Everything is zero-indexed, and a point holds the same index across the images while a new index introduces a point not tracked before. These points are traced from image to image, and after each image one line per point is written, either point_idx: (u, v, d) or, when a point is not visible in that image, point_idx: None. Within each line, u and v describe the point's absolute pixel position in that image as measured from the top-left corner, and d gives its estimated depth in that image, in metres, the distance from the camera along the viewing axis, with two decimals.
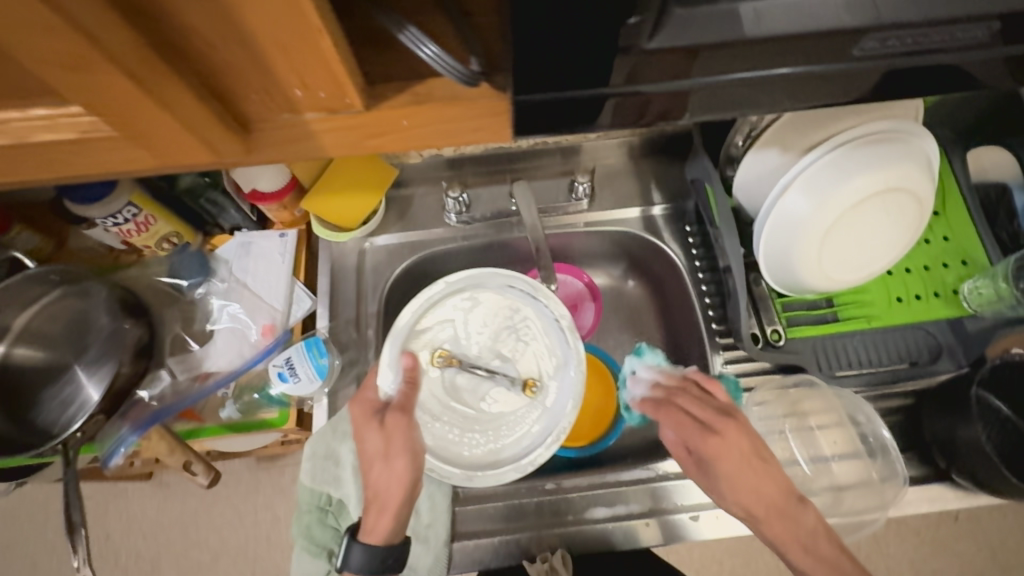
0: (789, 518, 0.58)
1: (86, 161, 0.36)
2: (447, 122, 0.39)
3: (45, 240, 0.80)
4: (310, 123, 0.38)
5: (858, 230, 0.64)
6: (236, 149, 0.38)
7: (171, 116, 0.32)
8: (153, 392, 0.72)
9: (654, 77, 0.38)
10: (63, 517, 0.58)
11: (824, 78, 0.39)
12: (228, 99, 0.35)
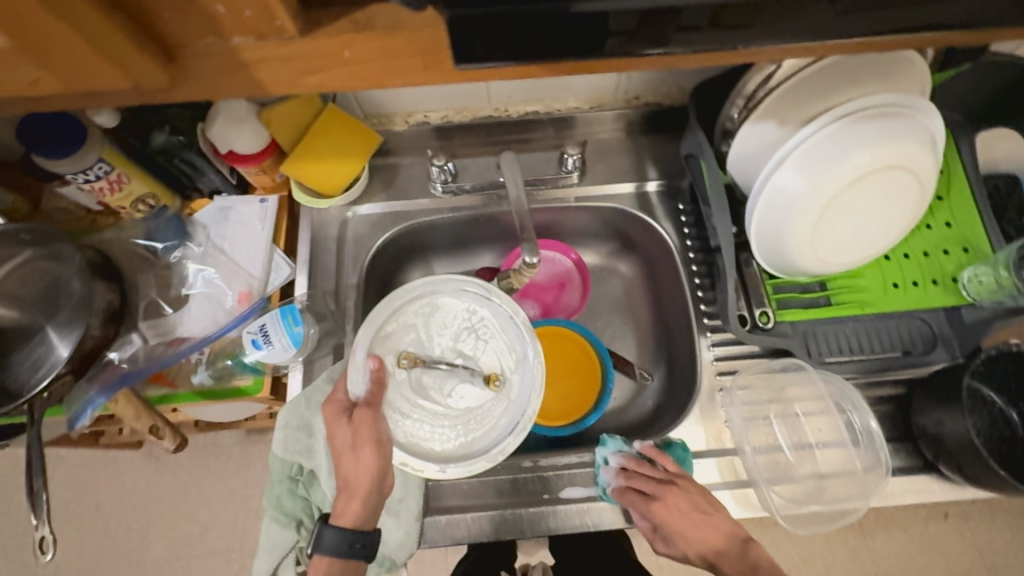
0: (738, 562, 0.62)
1: (1, 84, 0.33)
2: (389, 57, 0.35)
3: (20, 200, 0.78)
4: (240, 50, 0.34)
5: (854, 211, 0.61)
6: (157, 76, 0.34)
7: (70, 27, 0.29)
8: (123, 354, 0.69)
9: (633, 22, 0.35)
10: (23, 481, 0.56)
11: (821, 20, 0.36)
12: (141, 15, 0.32)
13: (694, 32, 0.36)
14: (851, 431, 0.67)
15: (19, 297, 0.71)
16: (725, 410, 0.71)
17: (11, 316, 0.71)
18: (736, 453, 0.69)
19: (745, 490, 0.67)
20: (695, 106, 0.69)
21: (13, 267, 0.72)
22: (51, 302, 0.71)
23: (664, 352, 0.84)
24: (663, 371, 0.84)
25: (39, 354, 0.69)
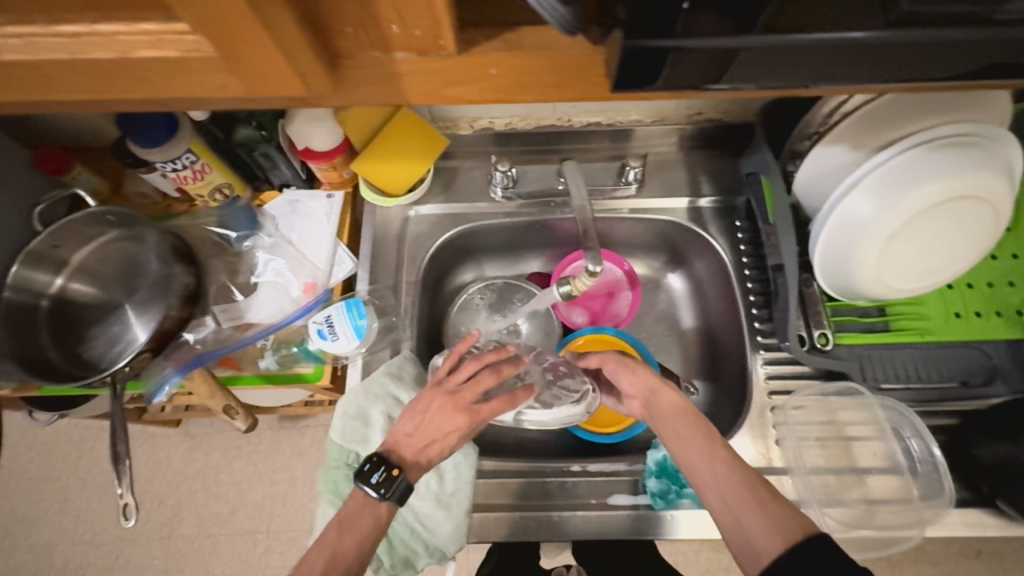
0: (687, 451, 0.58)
1: (190, 83, 0.33)
2: (534, 75, 0.35)
3: (103, 182, 0.82)
4: (397, 62, 0.34)
5: (924, 238, 0.61)
6: (325, 86, 0.34)
7: (271, 40, 0.29)
8: (198, 336, 0.74)
9: (764, 60, 0.34)
10: (109, 446, 0.62)
11: (952, 48, 0.33)
12: (322, 31, 0.31)
13: (808, 66, 0.35)
14: (909, 459, 0.67)
15: (99, 274, 0.75)
16: (776, 429, 0.72)
17: (94, 293, 0.75)
18: (785, 472, 0.70)
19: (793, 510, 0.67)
20: (763, 125, 0.69)
21: (99, 244, 0.75)
22: (131, 280, 0.75)
23: (711, 367, 0.84)
24: (708, 386, 0.83)
25: (117, 330, 0.72)
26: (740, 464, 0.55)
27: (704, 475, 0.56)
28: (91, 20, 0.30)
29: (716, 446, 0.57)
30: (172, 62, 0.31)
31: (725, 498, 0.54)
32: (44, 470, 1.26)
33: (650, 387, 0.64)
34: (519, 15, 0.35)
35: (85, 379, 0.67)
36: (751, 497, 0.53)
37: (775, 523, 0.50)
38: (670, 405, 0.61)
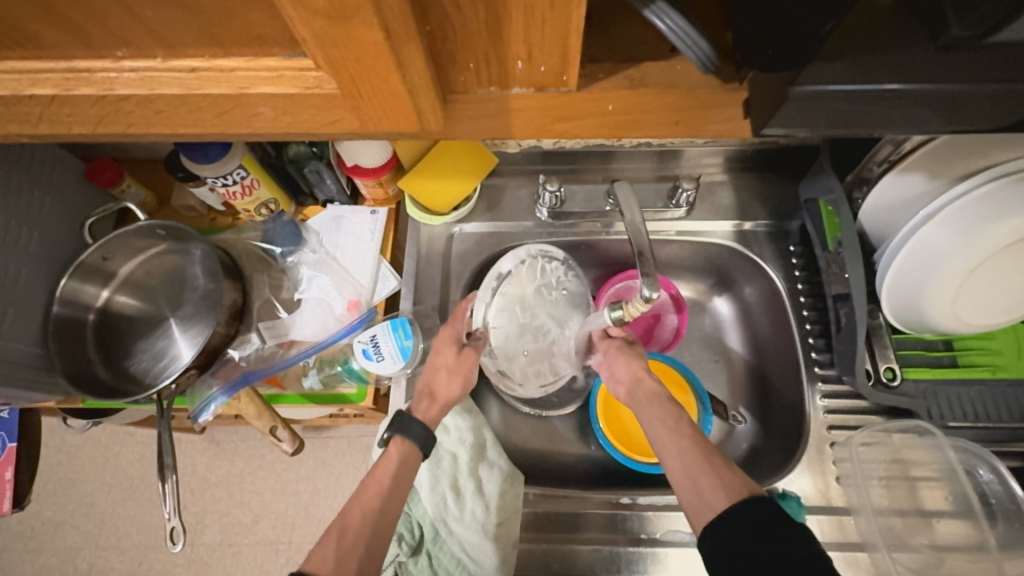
0: (660, 424, 0.59)
1: (299, 120, 0.32)
2: (652, 113, 0.35)
3: (151, 195, 0.82)
4: (511, 98, 0.34)
5: (1004, 271, 0.58)
6: (437, 120, 0.34)
7: (400, 79, 0.28)
8: (243, 353, 0.73)
9: (889, 110, 0.32)
10: (157, 458, 0.64)
11: None
12: (442, 65, 0.31)
13: (939, 113, 0.32)
14: (984, 502, 0.64)
15: (145, 288, 0.74)
16: (836, 465, 0.69)
17: (138, 306, 0.74)
18: (846, 512, 0.66)
19: (856, 553, 0.65)
20: (828, 150, 0.68)
21: (147, 257, 0.75)
22: (176, 294, 0.74)
23: (762, 397, 0.80)
24: (755, 414, 0.80)
25: (162, 345, 0.72)
26: (702, 439, 0.55)
27: (667, 447, 0.56)
28: (210, 55, 0.30)
29: (682, 424, 0.58)
30: (287, 98, 0.31)
31: (684, 466, 0.53)
32: (70, 471, 1.18)
33: (633, 376, 0.66)
34: (636, 51, 0.35)
35: (133, 396, 0.67)
36: (709, 465, 0.52)
37: (728, 485, 0.50)
38: (649, 394, 0.63)
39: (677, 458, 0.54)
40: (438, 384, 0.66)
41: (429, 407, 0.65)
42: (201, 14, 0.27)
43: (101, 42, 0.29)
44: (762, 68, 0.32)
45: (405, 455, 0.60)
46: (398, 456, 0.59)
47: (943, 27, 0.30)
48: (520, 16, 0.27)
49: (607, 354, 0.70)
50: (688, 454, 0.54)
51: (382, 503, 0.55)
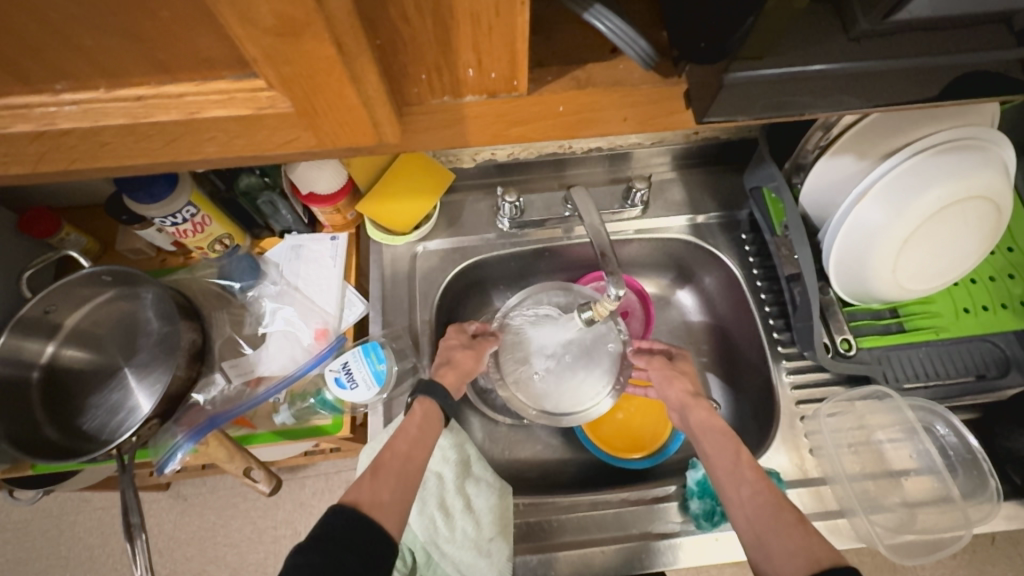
0: (726, 460, 0.58)
1: (254, 141, 0.32)
2: (604, 109, 0.36)
3: (94, 242, 0.78)
4: (464, 106, 0.34)
5: (935, 238, 0.62)
6: (395, 133, 0.34)
7: (355, 93, 0.29)
8: (207, 396, 0.70)
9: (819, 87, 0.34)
10: (122, 520, 0.59)
11: (979, 70, 0.34)
12: (394, 78, 0.32)
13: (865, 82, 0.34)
14: (945, 456, 0.68)
15: (95, 337, 0.70)
16: (808, 438, 0.71)
17: (88, 358, 0.70)
18: (823, 482, 0.69)
19: (836, 520, 0.67)
20: (767, 141, 0.72)
21: (93, 306, 0.71)
22: (129, 341, 0.70)
23: (732, 380, 0.82)
24: (728, 400, 0.82)
25: (117, 399, 0.68)
26: (767, 484, 0.55)
27: (729, 494, 0.56)
28: (157, 82, 0.29)
29: (742, 469, 0.56)
30: (240, 120, 0.30)
31: (753, 519, 0.53)
32: (20, 550, 1.09)
33: (680, 403, 0.66)
34: (582, 54, 0.36)
35: (88, 455, 0.63)
36: (779, 519, 0.52)
37: (801, 549, 0.49)
38: (700, 424, 0.63)
39: (749, 507, 0.54)
40: (455, 356, 0.69)
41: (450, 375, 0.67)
42: (144, 40, 0.27)
43: (38, 76, 0.28)
44: (698, 61, 0.34)
45: (429, 414, 0.62)
46: (422, 413, 0.62)
47: (851, 20, 0.33)
48: (466, 24, 0.28)
49: (658, 375, 0.70)
50: (759, 506, 0.53)
51: (410, 448, 0.59)
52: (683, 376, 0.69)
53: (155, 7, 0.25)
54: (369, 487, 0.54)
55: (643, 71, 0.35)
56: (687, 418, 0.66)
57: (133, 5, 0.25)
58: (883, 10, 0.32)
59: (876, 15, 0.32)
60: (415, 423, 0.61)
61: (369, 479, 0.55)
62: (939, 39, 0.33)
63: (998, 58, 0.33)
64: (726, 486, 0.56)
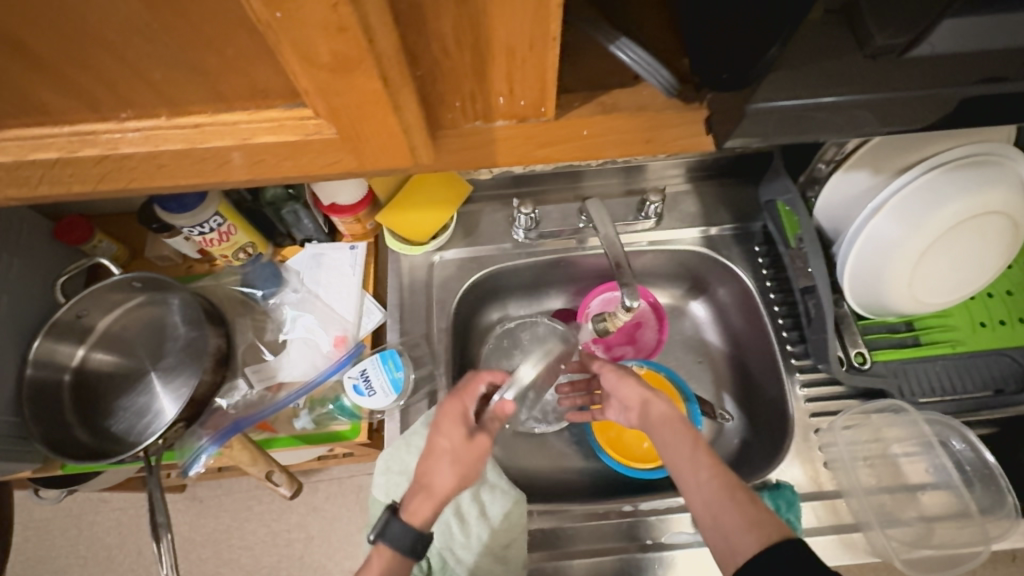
0: (683, 445, 0.56)
1: (299, 164, 0.34)
2: (627, 133, 0.38)
3: (123, 249, 0.80)
4: (495, 131, 0.36)
5: (952, 254, 0.63)
6: (429, 156, 0.36)
7: (397, 121, 0.30)
8: (230, 401, 0.73)
9: (836, 113, 0.35)
10: (149, 520, 0.61)
11: (994, 101, 0.35)
12: (432, 105, 0.33)
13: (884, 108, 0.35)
14: (962, 471, 0.68)
15: (123, 342, 0.73)
16: (823, 450, 0.71)
17: (116, 362, 0.72)
18: (838, 495, 0.69)
19: (851, 534, 0.67)
20: (781, 155, 0.73)
21: (123, 311, 0.73)
22: (156, 346, 0.73)
23: (746, 392, 0.83)
24: (742, 411, 0.83)
25: (145, 402, 0.70)
26: (725, 471, 0.54)
27: (686, 479, 0.55)
28: (213, 110, 0.31)
29: (699, 454, 0.55)
30: (288, 146, 0.32)
31: (706, 502, 0.53)
32: (41, 547, 1.11)
33: (640, 400, 0.62)
34: (607, 80, 0.38)
35: (118, 456, 0.65)
36: (731, 500, 0.51)
37: (752, 524, 0.49)
38: (661, 416, 0.60)
39: (705, 496, 0.53)
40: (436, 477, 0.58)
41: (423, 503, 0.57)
42: (208, 74, 0.29)
43: (105, 105, 0.30)
44: (719, 87, 0.36)
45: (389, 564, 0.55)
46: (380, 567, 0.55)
47: (867, 36, 0.33)
48: (503, 57, 0.29)
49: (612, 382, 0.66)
50: (712, 492, 0.52)
51: None
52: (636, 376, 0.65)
53: (221, 46, 0.27)
54: None
55: (665, 96, 0.37)
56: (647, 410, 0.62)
57: (202, 44, 0.27)
58: (903, 44, 0.32)
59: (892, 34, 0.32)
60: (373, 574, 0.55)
61: None
62: (973, 67, 0.32)
63: (1013, 88, 0.34)
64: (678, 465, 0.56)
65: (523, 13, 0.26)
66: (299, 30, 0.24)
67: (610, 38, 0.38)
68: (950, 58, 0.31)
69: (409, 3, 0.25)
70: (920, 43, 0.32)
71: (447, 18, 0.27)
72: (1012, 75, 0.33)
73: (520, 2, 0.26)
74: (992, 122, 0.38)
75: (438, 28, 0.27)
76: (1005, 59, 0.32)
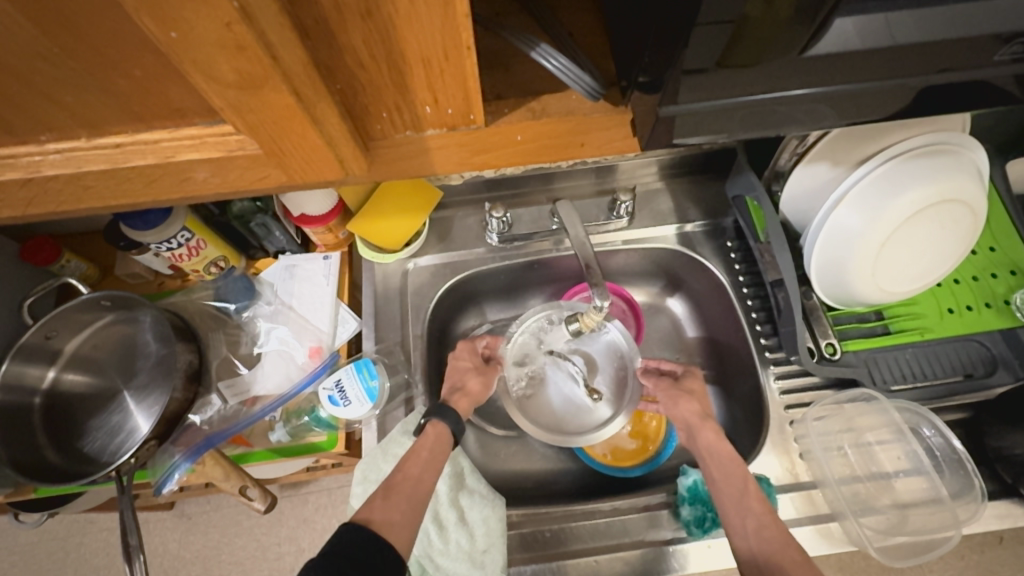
0: (733, 488, 0.59)
1: (229, 179, 0.34)
2: (563, 136, 0.38)
3: (93, 267, 0.80)
4: (427, 139, 0.36)
5: (911, 242, 0.63)
6: (361, 165, 0.36)
7: (318, 134, 0.31)
8: (204, 417, 0.72)
9: (761, 114, 0.36)
10: (121, 542, 0.61)
11: (924, 91, 0.36)
12: (359, 116, 0.34)
13: (818, 99, 0.35)
14: (932, 457, 0.68)
15: (94, 362, 0.72)
16: (797, 442, 0.72)
17: (88, 382, 0.72)
18: (813, 486, 0.70)
19: (828, 523, 0.68)
20: (744, 151, 0.74)
21: (93, 331, 0.72)
22: (128, 365, 0.72)
23: (723, 387, 0.83)
24: (721, 406, 0.83)
25: (117, 420, 0.69)
26: (769, 516, 0.56)
27: (734, 525, 0.57)
28: (132, 130, 0.31)
29: (748, 500, 0.57)
30: (213, 161, 0.32)
31: (754, 549, 0.54)
32: (27, 572, 1.10)
33: (687, 423, 0.67)
34: (539, 87, 0.39)
35: (89, 477, 0.64)
36: (780, 550, 0.53)
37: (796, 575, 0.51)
38: (709, 450, 0.63)
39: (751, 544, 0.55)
40: (467, 381, 0.70)
41: (463, 400, 0.68)
42: (122, 95, 0.29)
43: (22, 128, 0.30)
44: (643, 91, 0.36)
45: (440, 438, 0.63)
46: (433, 436, 0.63)
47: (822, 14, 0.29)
48: (419, 67, 0.30)
49: (663, 397, 0.70)
50: (760, 538, 0.55)
51: (421, 471, 0.60)
52: (689, 396, 0.69)
53: (127, 67, 0.27)
54: (381, 506, 0.55)
55: (592, 101, 0.38)
56: (695, 439, 0.66)
57: (108, 65, 0.27)
58: (797, 47, 0.32)
59: (791, 53, 0.32)
60: (426, 446, 0.62)
61: (380, 499, 0.56)
62: (901, 58, 0.33)
63: (958, 78, 0.35)
64: (732, 508, 0.58)
65: (430, 23, 0.27)
66: (197, 49, 0.24)
67: (529, 45, 0.38)
68: (877, 52, 0.32)
69: (314, 20, 0.26)
70: (813, 44, 0.32)
71: (356, 32, 0.27)
72: (945, 66, 0.34)
73: (426, 11, 0.26)
74: (925, 114, 0.39)
75: (348, 42, 0.27)
76: (929, 50, 0.33)
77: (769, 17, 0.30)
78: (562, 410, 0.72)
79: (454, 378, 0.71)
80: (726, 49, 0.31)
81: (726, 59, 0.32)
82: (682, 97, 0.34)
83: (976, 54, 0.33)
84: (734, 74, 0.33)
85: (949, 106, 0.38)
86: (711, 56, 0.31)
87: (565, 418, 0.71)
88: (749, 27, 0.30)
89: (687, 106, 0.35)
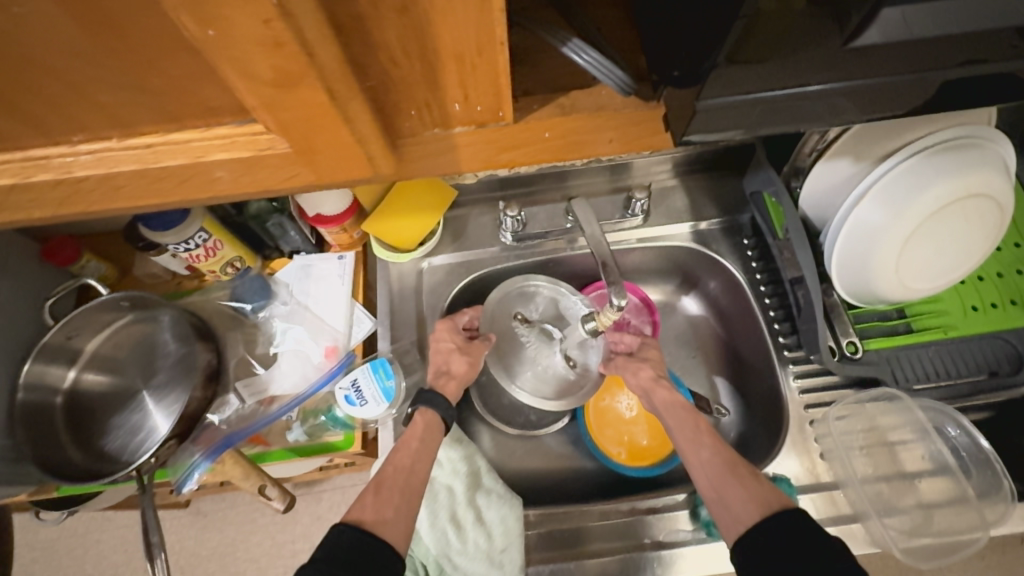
0: (688, 430, 0.61)
1: (259, 178, 0.34)
2: (588, 133, 0.38)
3: (112, 268, 0.80)
4: (455, 137, 0.36)
5: (936, 237, 0.62)
6: (388, 163, 0.36)
7: (349, 132, 0.30)
8: (222, 416, 0.73)
9: (788, 109, 0.35)
10: (143, 539, 0.61)
11: (956, 85, 0.35)
12: (387, 114, 0.33)
13: (846, 93, 0.35)
14: (957, 457, 0.67)
15: (113, 361, 0.73)
16: (819, 442, 0.71)
17: (109, 382, 0.72)
18: (835, 487, 0.69)
19: (850, 524, 0.66)
20: (764, 147, 0.73)
21: (113, 330, 0.73)
22: (148, 365, 0.73)
23: (741, 386, 0.82)
24: (738, 405, 0.82)
25: (138, 420, 0.70)
26: (725, 449, 0.58)
27: (690, 460, 0.58)
28: (163, 130, 0.31)
29: (702, 435, 0.59)
30: (242, 161, 0.32)
31: (711, 479, 0.55)
32: (48, 568, 1.11)
33: (642, 387, 0.68)
34: (566, 84, 0.38)
35: (111, 476, 0.65)
36: (734, 475, 0.54)
37: (753, 497, 0.52)
38: (664, 401, 0.65)
39: (706, 473, 0.56)
40: (452, 363, 0.70)
41: (449, 384, 0.69)
42: (153, 94, 0.29)
43: (55, 129, 0.30)
44: (675, 86, 0.36)
45: (431, 424, 0.64)
46: (422, 424, 0.64)
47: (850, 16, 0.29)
48: (452, 64, 0.29)
49: (621, 368, 0.72)
50: (714, 467, 0.56)
51: (413, 461, 0.60)
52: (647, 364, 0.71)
53: (162, 66, 0.27)
54: (373, 504, 0.55)
55: (622, 96, 0.38)
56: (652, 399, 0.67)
57: (143, 64, 0.27)
58: (841, 38, 0.31)
59: (837, 40, 0.31)
60: (416, 436, 0.63)
61: (373, 496, 0.56)
62: (934, 51, 0.32)
63: (994, 70, 0.34)
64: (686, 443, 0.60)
65: (464, 20, 0.26)
66: (237, 47, 0.24)
67: (562, 40, 0.38)
68: (911, 45, 0.31)
69: (349, 15, 0.26)
70: (860, 34, 0.30)
71: (391, 29, 0.27)
72: (978, 58, 0.33)
73: (462, 7, 0.26)
74: (956, 107, 0.38)
75: (383, 39, 0.27)
76: (963, 43, 0.32)
77: (798, 7, 0.29)
78: (535, 372, 0.77)
79: (437, 360, 0.71)
80: (736, 45, 0.30)
81: (754, 51, 0.31)
82: (709, 93, 0.34)
83: (1011, 46, 0.32)
84: (762, 69, 0.33)
85: (982, 100, 0.37)
86: (738, 49, 0.31)
87: (535, 379, 0.76)
88: (780, 18, 0.29)
89: (714, 102, 0.34)
